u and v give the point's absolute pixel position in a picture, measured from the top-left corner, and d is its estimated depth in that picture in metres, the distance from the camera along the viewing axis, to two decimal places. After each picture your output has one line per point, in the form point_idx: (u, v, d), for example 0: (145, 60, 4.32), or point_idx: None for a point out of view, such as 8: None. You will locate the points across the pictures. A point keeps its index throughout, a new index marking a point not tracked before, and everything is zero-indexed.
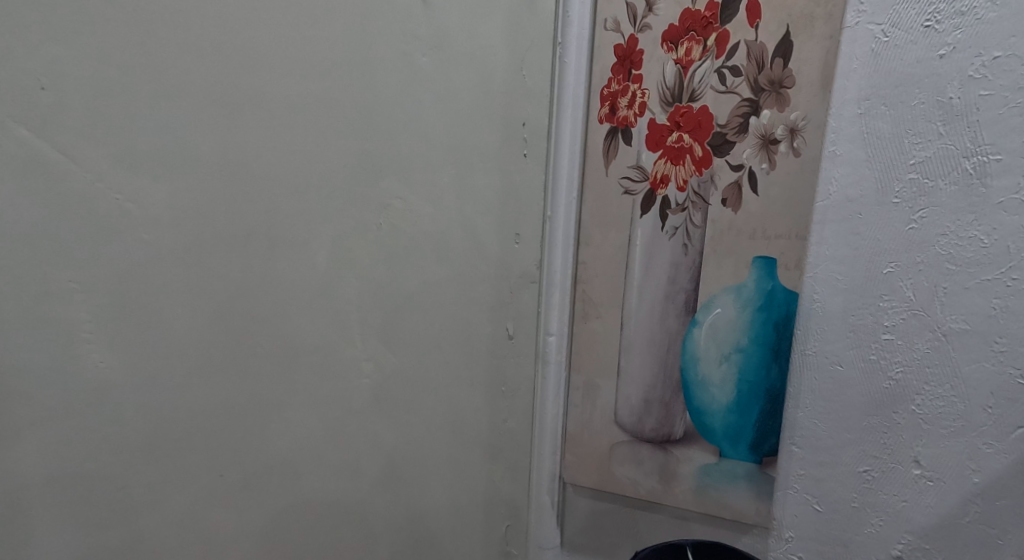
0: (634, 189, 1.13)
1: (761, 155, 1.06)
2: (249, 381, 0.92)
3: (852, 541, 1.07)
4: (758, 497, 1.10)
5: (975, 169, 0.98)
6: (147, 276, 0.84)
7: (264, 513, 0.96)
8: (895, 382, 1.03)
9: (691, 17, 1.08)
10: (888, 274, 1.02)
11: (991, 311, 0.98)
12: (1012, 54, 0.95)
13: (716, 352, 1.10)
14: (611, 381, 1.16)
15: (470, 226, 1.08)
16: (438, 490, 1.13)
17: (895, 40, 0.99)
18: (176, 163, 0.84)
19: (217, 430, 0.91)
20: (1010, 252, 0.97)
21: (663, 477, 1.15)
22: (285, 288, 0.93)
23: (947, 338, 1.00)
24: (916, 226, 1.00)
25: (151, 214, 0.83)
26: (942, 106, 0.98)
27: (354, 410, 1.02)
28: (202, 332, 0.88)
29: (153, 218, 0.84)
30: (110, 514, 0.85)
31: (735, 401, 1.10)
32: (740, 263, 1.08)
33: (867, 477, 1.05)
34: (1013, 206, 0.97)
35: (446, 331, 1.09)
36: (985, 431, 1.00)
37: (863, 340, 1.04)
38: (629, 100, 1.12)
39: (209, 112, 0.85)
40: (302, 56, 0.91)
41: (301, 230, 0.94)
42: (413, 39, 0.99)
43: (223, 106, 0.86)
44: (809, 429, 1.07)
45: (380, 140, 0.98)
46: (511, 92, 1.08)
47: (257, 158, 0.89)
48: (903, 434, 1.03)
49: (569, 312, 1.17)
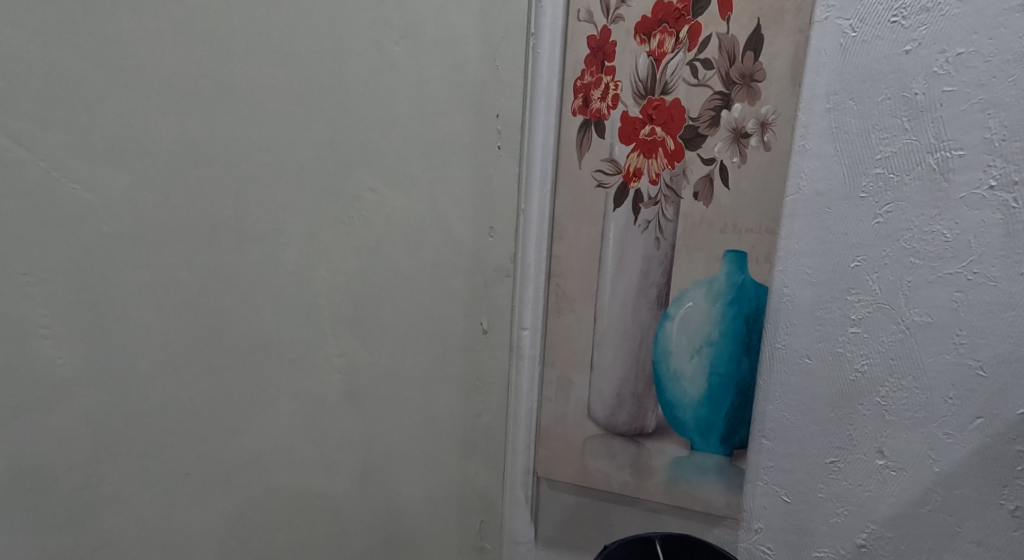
0: (606, 182, 1.13)
1: (732, 149, 1.06)
2: (219, 377, 0.90)
3: (818, 531, 1.09)
4: (728, 488, 1.11)
5: (939, 164, 0.99)
6: (108, 269, 0.81)
7: (233, 511, 0.94)
8: (861, 374, 1.05)
9: (663, 9, 1.07)
10: (855, 268, 1.03)
11: (953, 304, 1.00)
12: (974, 50, 0.96)
13: (688, 345, 1.11)
14: (585, 375, 1.17)
15: (443, 219, 1.07)
16: (413, 485, 1.12)
17: (863, 35, 1.00)
18: (141, 153, 0.82)
19: (188, 425, 0.88)
20: (971, 247, 0.99)
21: (636, 470, 1.15)
22: (250, 282, 0.91)
23: (910, 331, 1.02)
24: (882, 220, 1.02)
25: (115, 205, 0.81)
26: (908, 101, 0.99)
27: (327, 405, 1.00)
28: (169, 332, 0.86)
29: (116, 209, 0.81)
30: (72, 517, 0.82)
31: (706, 394, 1.10)
32: (712, 256, 1.09)
33: (833, 467, 1.07)
34: (974, 202, 0.98)
35: (420, 325, 1.08)
36: (946, 422, 1.02)
37: (831, 332, 1.05)
38: (602, 92, 1.12)
39: (175, 101, 0.83)
40: (269, 42, 0.88)
41: (270, 223, 0.91)
42: (385, 27, 0.97)
43: (188, 94, 0.84)
44: (777, 422, 1.09)
45: (351, 128, 0.96)
46: (484, 82, 1.07)
47: (216, 148, 0.86)
48: (867, 424, 1.05)
49: (543, 307, 1.18)
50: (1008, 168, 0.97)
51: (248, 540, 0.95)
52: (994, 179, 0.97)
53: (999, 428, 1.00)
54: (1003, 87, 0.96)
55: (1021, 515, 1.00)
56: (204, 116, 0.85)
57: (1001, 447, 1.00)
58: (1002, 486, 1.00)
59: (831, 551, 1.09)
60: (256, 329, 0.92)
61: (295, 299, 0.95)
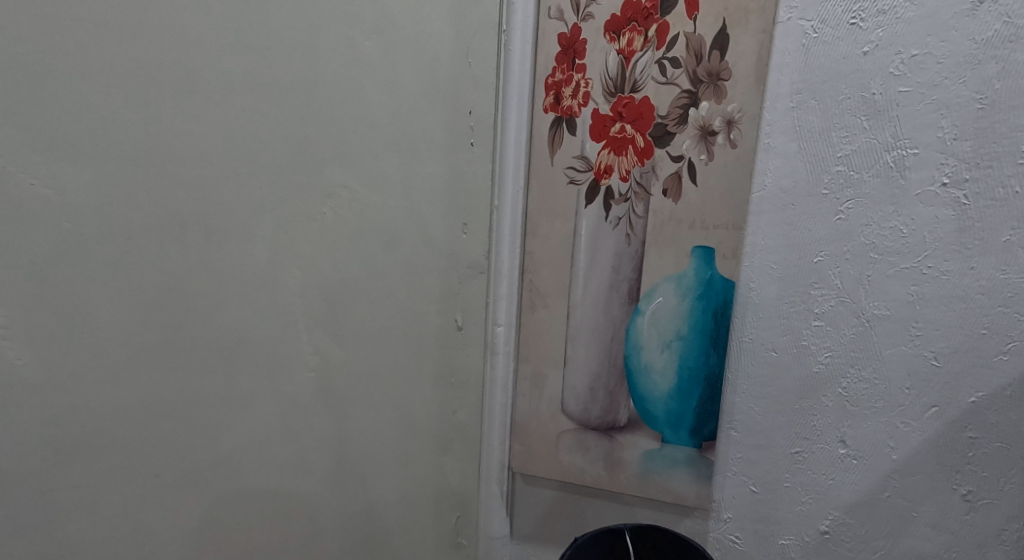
0: (578, 178, 1.14)
1: (700, 147, 1.08)
2: (189, 377, 0.90)
3: (784, 519, 1.12)
4: (698, 480, 1.13)
5: (895, 162, 1.03)
6: (71, 269, 0.80)
7: (205, 513, 0.93)
8: (823, 366, 1.08)
9: (633, 7, 1.09)
10: (817, 263, 1.06)
11: (909, 297, 1.04)
12: (928, 52, 1.00)
13: (658, 339, 1.13)
14: (558, 370, 1.18)
15: (417, 215, 1.08)
16: (386, 482, 1.12)
17: (823, 36, 1.03)
18: (103, 150, 0.80)
19: (156, 427, 0.88)
20: (926, 242, 1.03)
21: (608, 463, 1.17)
22: (220, 280, 0.91)
23: (870, 323, 1.06)
24: (843, 216, 1.05)
25: (75, 201, 0.79)
26: (866, 101, 1.03)
27: (300, 403, 1.00)
28: (136, 332, 0.85)
29: (77, 207, 0.80)
30: (37, 524, 0.81)
31: (675, 388, 1.12)
32: (681, 252, 1.10)
33: (798, 457, 1.10)
34: (929, 199, 1.02)
35: (394, 321, 1.09)
36: (903, 410, 1.06)
37: (795, 326, 1.08)
38: (573, 89, 1.13)
39: (140, 95, 0.82)
40: (238, 37, 0.88)
41: (240, 220, 0.91)
42: (356, 22, 0.98)
43: (153, 89, 0.83)
44: (745, 414, 1.11)
45: (321, 125, 0.97)
46: (456, 78, 1.08)
47: (183, 145, 0.86)
48: (830, 415, 1.08)
49: (516, 304, 1.19)
50: (959, 166, 1.01)
51: (221, 542, 0.95)
52: (946, 177, 1.01)
53: (953, 416, 1.04)
54: (954, 88, 1.00)
55: (973, 499, 1.05)
56: (171, 110, 0.84)
57: (954, 435, 1.04)
58: (955, 472, 1.05)
59: (796, 539, 1.12)
60: (226, 328, 0.92)
61: (264, 294, 0.95)
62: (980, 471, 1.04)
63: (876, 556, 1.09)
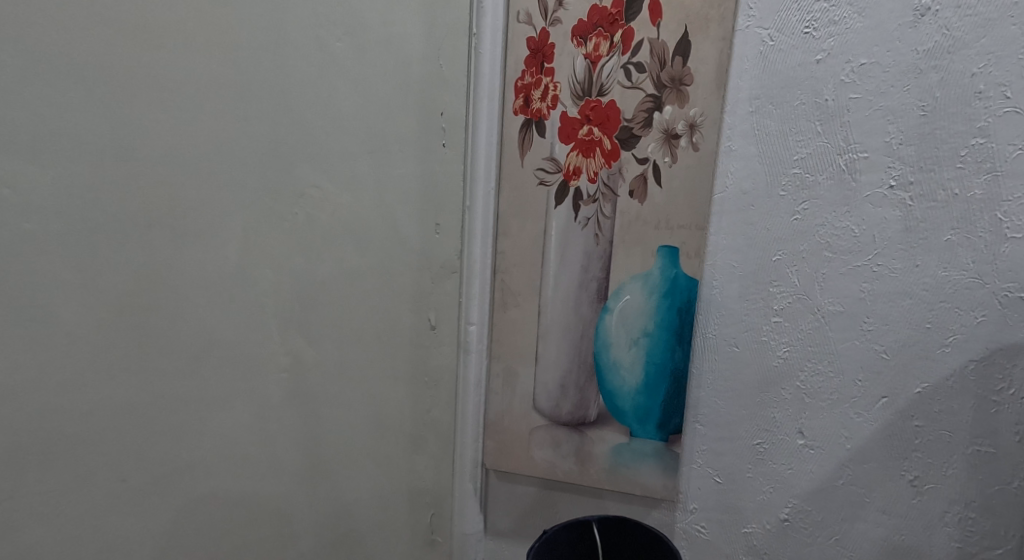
0: (548, 180, 1.16)
1: (664, 150, 1.12)
2: (158, 375, 0.92)
3: (746, 508, 1.16)
4: (665, 472, 1.17)
5: (847, 165, 1.08)
6: (35, 270, 0.82)
7: (175, 511, 0.96)
8: (782, 360, 1.12)
9: (599, 13, 1.11)
10: (776, 261, 1.11)
11: (861, 294, 1.09)
12: (875, 62, 1.05)
13: (626, 336, 1.15)
14: (530, 367, 1.19)
15: (390, 215, 1.10)
16: (358, 480, 1.14)
17: (779, 44, 1.07)
18: (68, 153, 0.83)
19: (124, 425, 0.90)
20: (876, 241, 1.08)
21: (579, 458, 1.19)
22: (188, 279, 0.93)
23: (825, 319, 1.11)
24: (799, 216, 1.10)
25: (39, 202, 0.82)
26: (820, 107, 1.07)
27: (272, 403, 1.04)
28: (99, 333, 0.87)
29: (41, 207, 0.82)
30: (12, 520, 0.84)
31: (643, 383, 1.16)
32: (647, 251, 1.14)
33: (759, 448, 1.15)
34: (878, 200, 1.07)
35: (366, 320, 1.11)
36: (856, 402, 1.11)
37: (755, 322, 1.13)
38: (541, 92, 1.14)
39: (106, 99, 0.85)
40: (209, 40, 0.91)
41: (209, 219, 0.94)
42: (327, 23, 1.00)
43: (117, 92, 0.85)
44: (710, 407, 1.15)
45: (292, 127, 1.00)
46: (428, 80, 1.10)
47: (149, 147, 0.88)
48: (788, 407, 1.13)
49: (489, 302, 1.19)
50: (905, 170, 1.06)
51: (189, 540, 0.98)
52: (893, 180, 1.06)
53: (901, 406, 1.10)
54: (899, 95, 1.05)
55: (919, 484, 1.10)
56: (135, 113, 0.87)
57: (901, 424, 1.10)
58: (903, 459, 1.10)
59: (758, 527, 1.16)
60: (195, 328, 0.94)
61: (233, 296, 0.97)
62: (925, 458, 1.10)
63: (831, 541, 1.14)
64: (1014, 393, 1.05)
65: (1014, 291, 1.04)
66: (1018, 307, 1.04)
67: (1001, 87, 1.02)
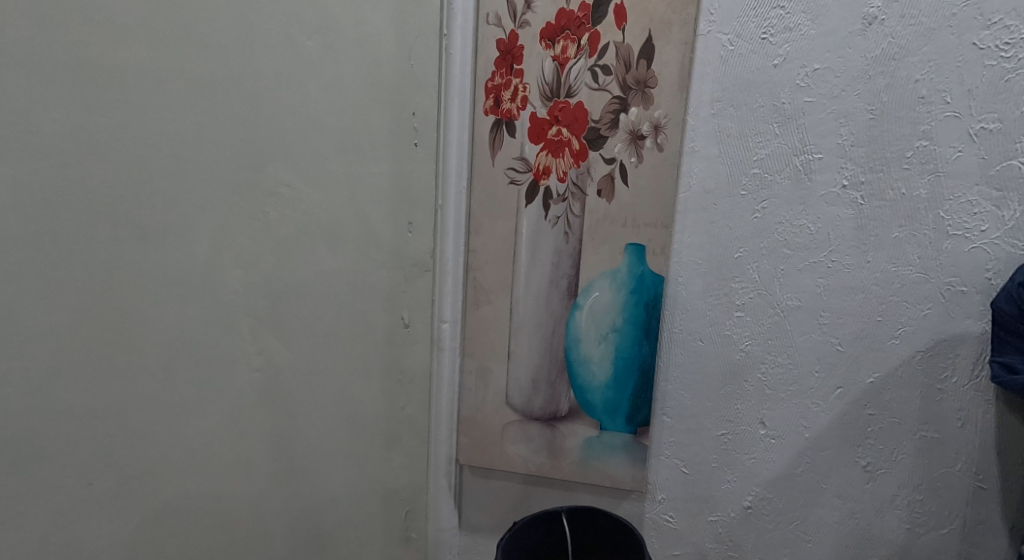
0: (519, 179, 1.17)
1: (630, 150, 1.15)
2: (129, 377, 0.91)
3: (712, 497, 1.21)
4: (634, 463, 1.21)
5: (803, 166, 1.12)
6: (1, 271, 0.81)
7: (147, 514, 0.95)
8: (744, 354, 1.16)
9: (566, 16, 1.13)
10: (737, 258, 1.15)
11: (817, 289, 1.13)
12: (828, 67, 1.09)
13: (595, 332, 1.18)
14: (503, 363, 1.21)
15: (363, 214, 1.11)
16: (332, 476, 1.16)
17: (739, 49, 1.11)
18: (33, 153, 0.82)
19: (95, 428, 0.89)
20: (831, 238, 1.12)
21: (551, 453, 1.22)
22: (160, 281, 0.93)
23: (784, 313, 1.15)
24: (759, 215, 1.14)
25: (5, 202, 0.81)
26: (777, 109, 1.11)
27: (243, 404, 1.03)
28: (64, 331, 0.86)
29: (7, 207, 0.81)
30: None
31: (612, 377, 1.19)
32: (615, 249, 1.17)
33: (723, 439, 1.19)
34: (832, 198, 1.12)
35: (339, 318, 1.12)
36: (814, 392, 1.16)
37: (719, 317, 1.16)
38: (511, 93, 1.16)
39: (72, 93, 0.84)
40: (176, 38, 0.90)
41: (180, 219, 0.93)
42: (296, 22, 1.00)
43: (83, 91, 0.84)
44: (676, 401, 1.19)
45: (262, 126, 0.99)
46: (400, 81, 1.11)
47: (118, 148, 0.87)
48: (751, 399, 1.17)
49: (461, 299, 1.21)
50: (857, 170, 1.10)
51: (163, 542, 0.97)
52: (846, 180, 1.11)
53: (855, 396, 1.15)
54: (850, 99, 1.09)
55: (872, 469, 1.15)
56: (101, 109, 0.86)
57: (855, 413, 1.15)
58: (857, 446, 1.15)
59: (723, 514, 1.21)
60: (166, 330, 0.94)
61: (205, 297, 0.97)
62: (877, 445, 1.15)
63: (792, 526, 1.19)
64: (957, 382, 1.11)
65: (956, 285, 1.10)
66: (960, 300, 1.10)
67: (942, 93, 1.06)
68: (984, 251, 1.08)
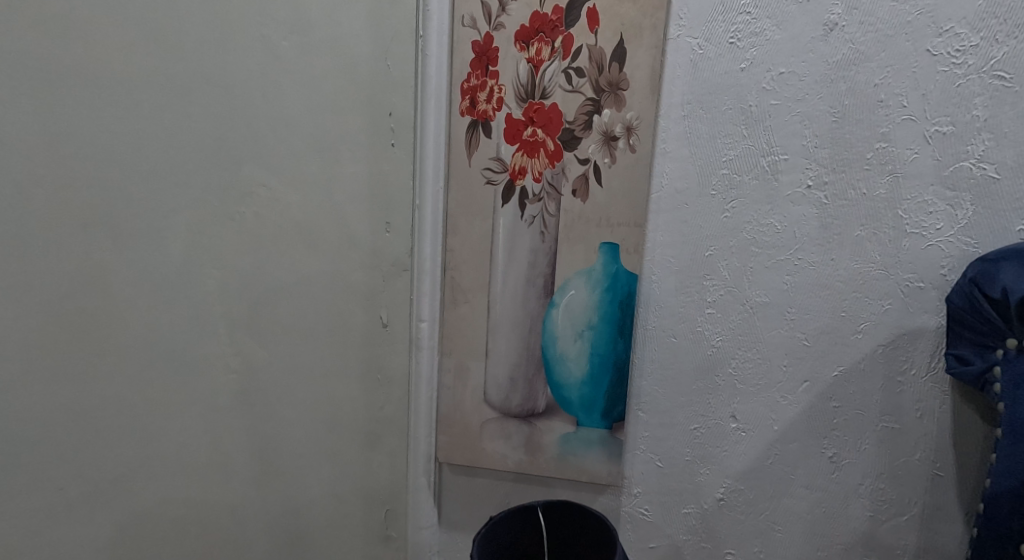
0: (495, 179, 1.19)
1: (604, 151, 1.17)
2: (104, 378, 0.90)
3: (685, 490, 1.23)
4: (610, 458, 1.23)
5: (769, 167, 1.15)
6: None
7: (125, 515, 0.95)
8: (716, 350, 1.19)
9: (540, 20, 1.15)
10: (708, 256, 1.18)
11: (784, 286, 1.17)
12: (792, 71, 1.12)
13: (572, 329, 1.20)
14: (480, 362, 1.22)
15: (340, 215, 1.12)
16: (310, 477, 1.16)
17: (707, 53, 1.14)
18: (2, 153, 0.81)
19: (70, 430, 0.88)
20: (796, 237, 1.16)
21: (529, 449, 1.24)
22: (135, 281, 0.92)
23: (753, 310, 1.18)
24: (728, 214, 1.17)
25: None
26: (744, 112, 1.14)
27: (220, 404, 1.04)
28: (33, 333, 0.84)
29: None
30: None
31: (588, 373, 1.21)
32: (590, 249, 1.19)
33: (696, 433, 1.21)
34: (798, 198, 1.15)
35: (318, 318, 1.13)
36: (782, 386, 1.19)
37: (691, 314, 1.19)
38: (487, 94, 1.17)
39: (41, 92, 0.83)
40: (149, 37, 0.89)
41: (155, 220, 0.93)
42: (271, 23, 1.01)
43: (54, 92, 0.83)
44: (650, 396, 1.22)
45: (236, 127, 0.99)
46: (376, 82, 1.12)
47: (91, 148, 0.87)
48: (722, 393, 1.20)
49: (439, 300, 1.22)
50: (821, 171, 1.14)
51: (140, 543, 0.97)
52: (811, 180, 1.14)
53: (820, 389, 1.18)
54: (813, 102, 1.13)
55: (837, 459, 1.19)
56: (70, 106, 0.85)
57: (821, 406, 1.18)
58: (823, 437, 1.19)
59: (696, 507, 1.24)
60: (141, 330, 0.93)
61: (181, 297, 0.96)
62: (841, 436, 1.19)
63: (762, 517, 1.22)
64: (915, 373, 1.15)
65: (914, 281, 1.14)
66: (918, 296, 1.14)
67: (899, 97, 1.11)
68: (940, 248, 1.13)
